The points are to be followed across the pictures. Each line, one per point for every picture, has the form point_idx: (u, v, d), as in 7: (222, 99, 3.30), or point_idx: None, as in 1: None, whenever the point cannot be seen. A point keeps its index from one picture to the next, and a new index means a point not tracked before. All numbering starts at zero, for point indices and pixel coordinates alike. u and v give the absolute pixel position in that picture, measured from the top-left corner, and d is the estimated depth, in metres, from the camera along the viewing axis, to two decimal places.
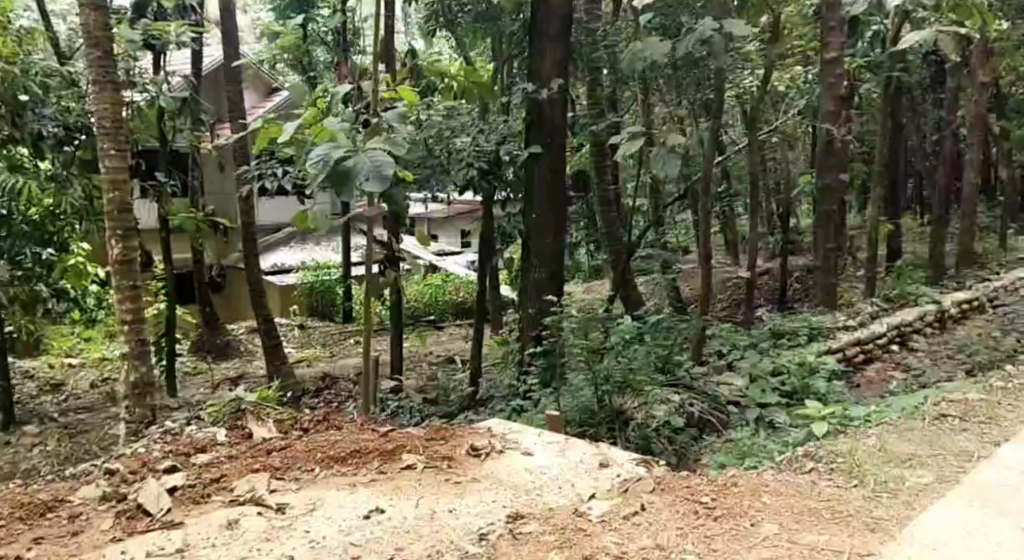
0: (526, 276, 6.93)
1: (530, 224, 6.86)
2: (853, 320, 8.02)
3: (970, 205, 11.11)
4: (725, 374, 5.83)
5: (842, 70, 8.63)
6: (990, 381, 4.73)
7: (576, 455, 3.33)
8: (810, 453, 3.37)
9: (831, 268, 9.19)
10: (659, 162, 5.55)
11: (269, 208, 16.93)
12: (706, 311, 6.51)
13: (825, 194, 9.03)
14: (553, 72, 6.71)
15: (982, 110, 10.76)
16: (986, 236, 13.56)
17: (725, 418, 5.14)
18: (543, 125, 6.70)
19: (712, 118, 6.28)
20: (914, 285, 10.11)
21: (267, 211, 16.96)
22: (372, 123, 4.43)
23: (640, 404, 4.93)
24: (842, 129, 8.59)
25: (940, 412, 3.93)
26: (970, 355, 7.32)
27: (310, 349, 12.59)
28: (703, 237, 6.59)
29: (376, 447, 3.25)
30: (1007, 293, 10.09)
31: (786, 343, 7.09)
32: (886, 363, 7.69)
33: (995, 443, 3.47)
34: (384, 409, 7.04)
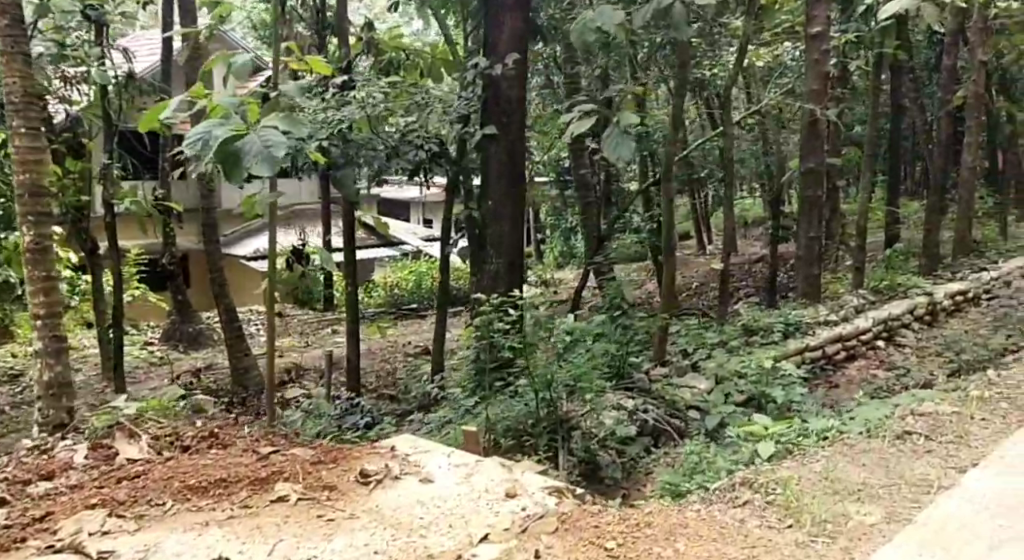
0: (482, 269, 6.54)
1: (486, 212, 6.49)
2: (836, 314, 7.60)
3: (966, 191, 10.62)
4: (688, 377, 5.51)
5: (828, 47, 8.17)
6: (968, 389, 4.33)
7: (481, 483, 2.87)
8: (747, 481, 2.98)
9: (815, 257, 8.75)
10: (613, 144, 5.13)
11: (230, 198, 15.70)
12: (671, 306, 6.14)
13: (811, 178, 8.58)
14: (510, 47, 6.29)
15: (979, 91, 10.28)
16: (983, 222, 13.09)
17: (682, 426, 4.91)
18: (500, 104, 6.32)
19: (677, 97, 5.84)
20: (906, 276, 9.68)
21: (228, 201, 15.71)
22: (273, 97, 3.93)
23: (588, 412, 4.60)
24: (825, 109, 8.18)
25: (903, 430, 3.50)
26: (957, 353, 6.91)
27: (287, 337, 12.17)
28: (668, 226, 6.16)
29: (247, 475, 2.76)
30: (1002, 283, 9.67)
31: (759, 341, 6.73)
32: (870, 361, 7.29)
33: (960, 469, 3.04)
34: (335, 408, 6.65)
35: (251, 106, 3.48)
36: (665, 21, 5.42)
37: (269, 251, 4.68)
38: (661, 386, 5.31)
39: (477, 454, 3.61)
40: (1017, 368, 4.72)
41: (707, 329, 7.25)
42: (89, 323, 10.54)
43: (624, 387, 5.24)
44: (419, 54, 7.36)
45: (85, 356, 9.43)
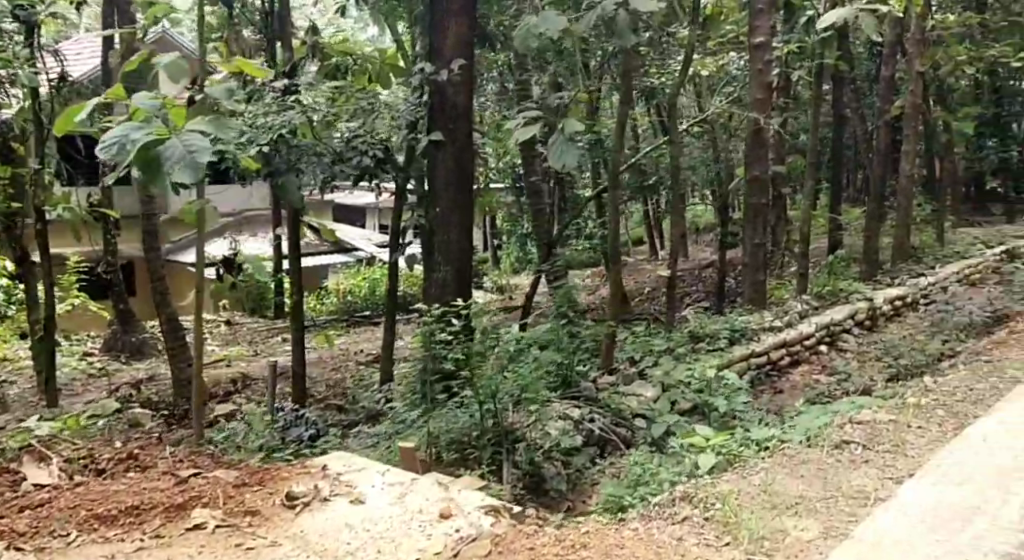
0: (430, 276, 6.43)
1: (433, 219, 6.39)
2: (780, 320, 7.68)
3: (906, 198, 10.85)
4: (634, 385, 5.49)
5: (771, 56, 8.27)
6: (904, 397, 4.38)
7: (415, 503, 2.79)
8: (686, 495, 2.95)
9: (761, 263, 8.84)
10: (558, 151, 5.06)
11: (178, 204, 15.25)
12: (617, 314, 6.12)
13: (756, 185, 8.67)
14: (455, 51, 6.17)
15: (917, 100, 10.53)
16: (923, 228, 13.40)
17: (628, 435, 4.88)
18: (446, 110, 6.21)
19: (621, 105, 5.82)
20: (848, 282, 9.84)
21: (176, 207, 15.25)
22: (197, 100, 3.79)
23: (533, 423, 4.53)
24: (769, 118, 8.29)
25: (841, 439, 3.51)
26: (896, 358, 7.02)
27: (234, 346, 11.91)
28: (614, 233, 6.13)
29: (163, 501, 2.65)
30: (941, 288, 9.89)
31: (705, 348, 6.76)
32: (813, 366, 7.38)
33: (896, 479, 3.05)
34: (277, 420, 6.51)
35: (174, 108, 3.34)
36: (610, 28, 5.39)
37: (199, 260, 4.50)
38: (608, 395, 5.27)
39: (414, 471, 3.54)
40: (951, 375, 4.81)
41: (655, 336, 7.26)
42: (24, 333, 10.19)
43: (571, 396, 5.17)
44: (367, 59, 7.20)
45: (19, 367, 9.09)
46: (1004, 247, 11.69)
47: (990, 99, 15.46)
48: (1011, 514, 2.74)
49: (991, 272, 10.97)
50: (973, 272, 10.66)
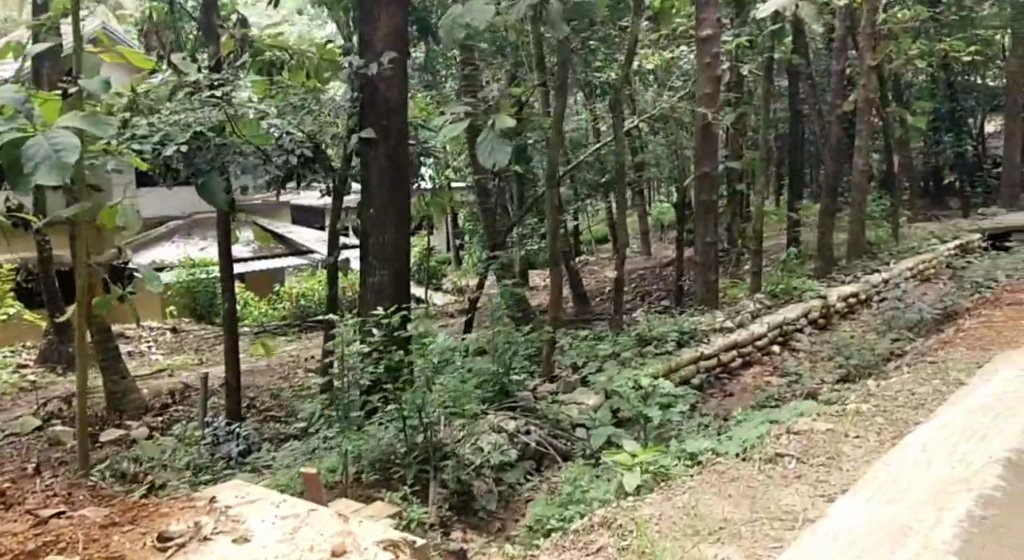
0: (365, 281, 6.14)
1: (366, 221, 6.09)
2: (731, 320, 7.53)
3: (860, 194, 10.80)
4: (576, 393, 5.28)
5: (719, 50, 8.17)
6: (845, 402, 4.23)
7: (308, 539, 2.51)
8: (605, 521, 2.74)
9: (712, 263, 8.70)
10: (487, 148, 4.77)
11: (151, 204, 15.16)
12: (559, 319, 5.91)
13: (706, 183, 8.53)
14: (387, 45, 5.86)
15: (869, 95, 10.49)
16: (877, 224, 13.42)
17: (566, 447, 4.68)
18: (376, 107, 5.93)
19: (559, 100, 5.61)
20: (801, 280, 9.76)
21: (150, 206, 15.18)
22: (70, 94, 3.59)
23: (464, 436, 4.29)
24: (717, 113, 8.16)
25: (775, 452, 3.35)
26: (846, 357, 6.92)
27: (181, 355, 11.45)
28: (555, 233, 5.90)
29: (13, 549, 2.44)
30: (894, 284, 9.84)
31: (652, 352, 6.59)
32: (764, 367, 7.25)
33: (828, 497, 2.88)
34: (207, 434, 6.17)
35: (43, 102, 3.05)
36: (543, 18, 5.14)
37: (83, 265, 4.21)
38: (547, 404, 5.03)
39: (321, 501, 3.13)
40: (896, 377, 4.67)
41: (603, 341, 7.08)
42: None
43: (507, 407, 4.92)
44: (304, 53, 6.66)
45: None
46: (956, 242, 11.70)
47: (943, 94, 15.54)
48: (944, 533, 2.60)
49: (943, 267, 10.96)
50: (925, 267, 10.64)
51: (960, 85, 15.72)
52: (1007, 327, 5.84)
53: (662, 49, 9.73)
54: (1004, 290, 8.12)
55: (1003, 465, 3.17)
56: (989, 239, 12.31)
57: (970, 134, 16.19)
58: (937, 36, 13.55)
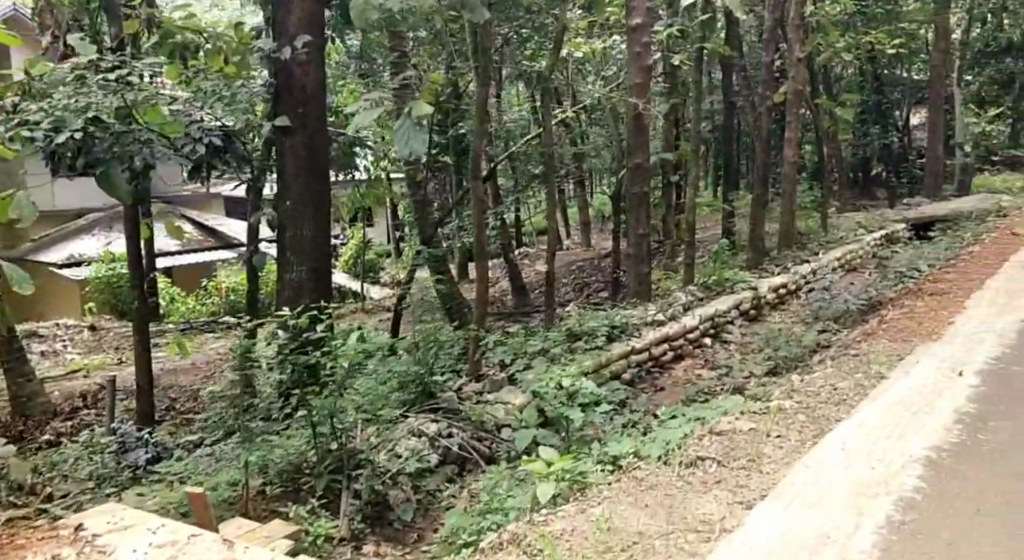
0: (283, 278, 5.85)
1: (284, 214, 5.81)
2: (663, 313, 7.47)
3: (790, 185, 10.88)
4: (501, 392, 5.11)
5: (649, 40, 8.10)
6: (769, 399, 4.16)
7: None
8: (514, 538, 2.63)
9: (645, 255, 8.62)
10: (402, 138, 4.55)
11: (63, 190, 14.44)
12: (484, 316, 5.72)
13: (637, 175, 8.45)
14: (301, 29, 5.57)
15: (798, 87, 10.57)
16: (807, 216, 13.62)
17: (489, 450, 4.48)
18: (293, 94, 5.62)
19: (480, 88, 5.43)
20: (733, 271, 9.79)
21: (62, 193, 14.47)
22: None
23: (380, 442, 4.08)
24: (648, 103, 8.09)
25: (696, 455, 3.24)
26: (775, 349, 6.93)
27: (100, 355, 10.85)
28: (479, 227, 5.69)
29: None
30: (823, 274, 9.95)
31: (582, 347, 6.47)
32: (695, 360, 7.21)
33: (745, 504, 2.80)
34: (115, 441, 5.81)
35: None
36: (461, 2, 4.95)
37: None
38: (472, 404, 4.83)
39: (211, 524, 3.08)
40: (820, 372, 4.63)
41: (533, 337, 6.94)
42: None
43: (429, 409, 4.71)
44: (220, 36, 6.13)
45: None
46: (882, 232, 11.91)
47: (871, 87, 15.85)
48: (863, 543, 2.52)
49: (869, 257, 11.14)
50: (853, 257, 10.79)
51: (887, 78, 16.05)
52: (929, 317, 5.88)
53: (595, 39, 9.64)
54: (926, 280, 8.26)
55: (922, 464, 3.10)
56: (914, 229, 12.58)
57: (897, 127, 16.56)
58: (864, 29, 13.77)
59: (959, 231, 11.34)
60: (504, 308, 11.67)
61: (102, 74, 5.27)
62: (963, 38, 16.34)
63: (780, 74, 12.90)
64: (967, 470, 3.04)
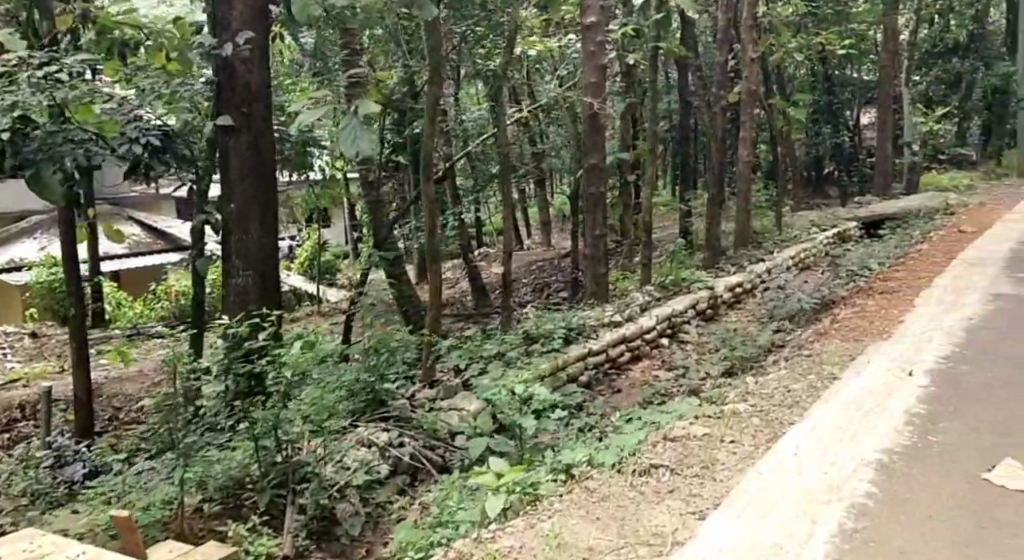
0: (227, 283, 5.65)
1: (227, 216, 5.61)
2: (620, 314, 7.40)
3: (746, 184, 10.91)
4: (453, 398, 4.98)
5: (603, 39, 8.04)
6: (723, 402, 4.09)
7: None
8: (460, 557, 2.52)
9: (601, 256, 8.56)
10: (348, 137, 4.32)
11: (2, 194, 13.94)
12: (436, 320, 5.57)
13: (593, 175, 8.39)
14: (244, 25, 5.35)
15: (751, 87, 10.60)
16: (762, 214, 13.72)
17: (442, 459, 4.33)
18: (235, 92, 5.43)
19: (430, 86, 5.29)
20: (689, 271, 9.78)
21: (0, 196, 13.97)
22: None
23: (326, 454, 3.92)
24: (602, 103, 8.02)
25: (649, 463, 3.15)
26: (732, 349, 6.91)
27: (41, 363, 10.44)
28: (430, 228, 5.54)
29: None
30: (777, 272, 9.99)
31: (538, 349, 6.37)
32: (653, 361, 7.16)
33: (699, 514, 2.73)
34: (52, 455, 5.55)
35: None
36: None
37: None
38: (424, 412, 4.68)
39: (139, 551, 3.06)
40: (774, 373, 4.58)
41: (488, 340, 6.82)
42: None
43: (380, 418, 4.55)
44: (161, 32, 5.69)
45: None
46: (835, 230, 12.02)
47: (823, 87, 16.03)
48: (816, 553, 2.45)
49: (823, 255, 11.24)
50: (807, 255, 10.86)
51: (838, 78, 16.25)
52: (880, 316, 5.90)
53: (549, 38, 9.56)
54: (877, 278, 8.31)
55: (874, 468, 3.04)
56: (866, 227, 12.73)
57: (848, 126, 16.78)
58: (815, 29, 13.89)
59: (909, 229, 11.49)
60: (462, 309, 11.55)
61: (31, 71, 5.00)
62: (911, 39, 16.61)
63: (734, 74, 12.96)
64: (919, 473, 2.99)
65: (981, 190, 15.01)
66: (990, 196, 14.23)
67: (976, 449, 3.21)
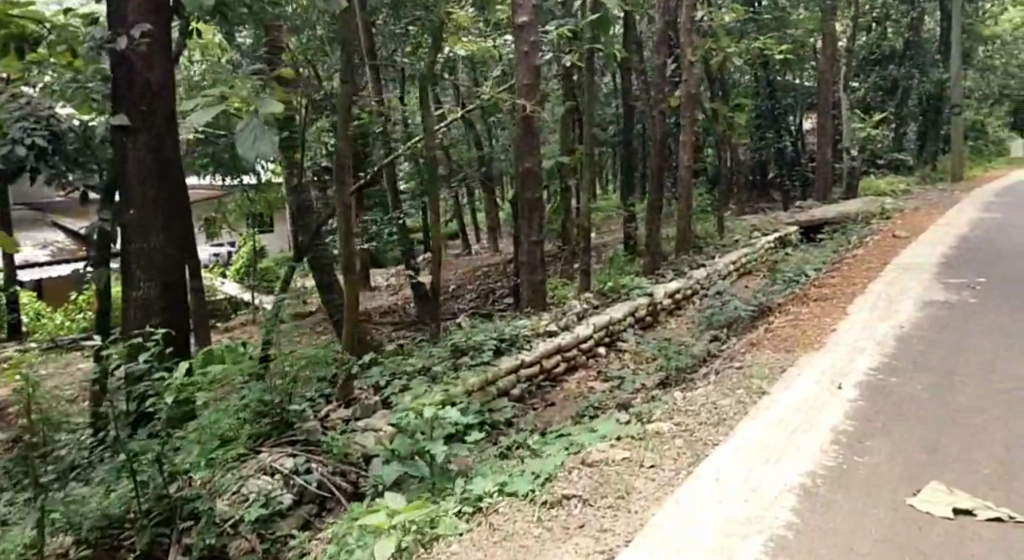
0: (128, 295, 5.25)
1: (126, 223, 5.21)
2: (555, 323, 7.17)
3: (687, 189, 10.77)
4: (368, 419, 4.65)
5: (536, 40, 7.82)
6: (648, 421, 3.87)
7: None
8: None
9: (537, 263, 8.31)
10: (247, 141, 3.55)
11: None
12: (353, 333, 5.25)
13: (528, 179, 8.14)
14: (141, 17, 5.01)
15: (690, 91, 10.49)
16: (704, 219, 13.67)
17: (353, 486, 3.95)
18: (133, 88, 5.05)
19: (343, 84, 5.02)
20: (629, 277, 9.62)
21: None
22: None
23: (219, 489, 3.64)
24: (536, 104, 7.77)
25: (562, 493, 2.90)
26: (669, 358, 6.72)
27: None
28: (345, 234, 5.20)
29: None
30: (718, 278, 9.89)
31: (467, 362, 6.08)
32: (588, 372, 6.94)
33: (609, 553, 2.49)
34: None
35: None
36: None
37: None
38: (336, 434, 4.31)
39: None
40: (702, 389, 4.37)
41: (416, 354, 6.50)
42: None
43: (286, 442, 4.19)
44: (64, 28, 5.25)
45: None
46: (775, 236, 12.02)
47: (765, 93, 16.07)
48: None
49: (763, 260, 11.19)
50: (747, 261, 10.79)
51: (779, 84, 16.35)
52: (812, 325, 5.76)
53: (486, 38, 9.31)
54: (813, 284, 8.22)
55: (798, 494, 2.84)
56: (805, 232, 12.79)
57: (790, 131, 16.89)
58: (755, 34, 13.90)
59: (847, 233, 11.50)
60: (402, 317, 11.22)
61: None
62: (849, 45, 16.77)
63: (675, 78, 12.89)
64: (844, 499, 2.79)
65: (917, 195, 15.22)
66: (924, 200, 14.44)
67: (903, 470, 3.03)
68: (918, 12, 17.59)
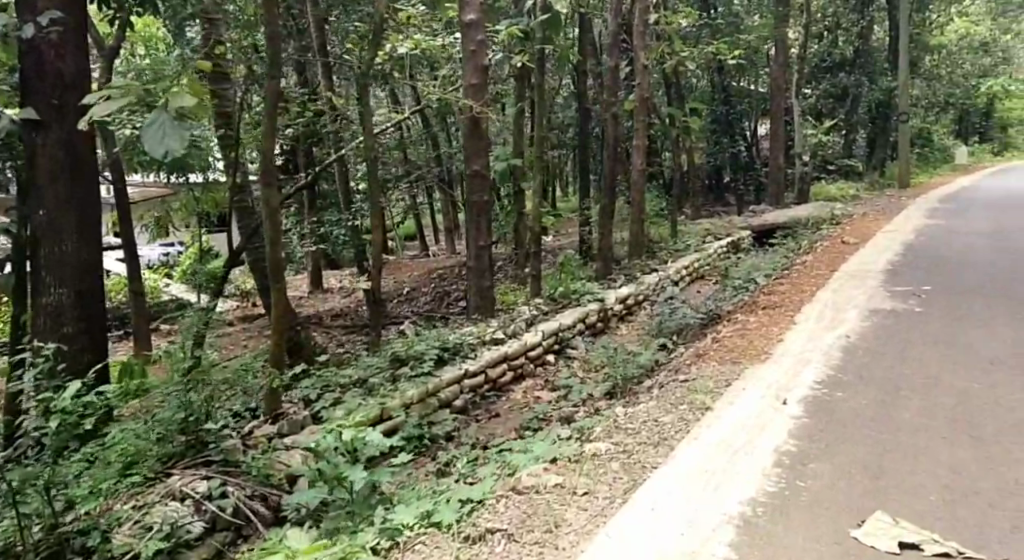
0: (37, 303, 4.84)
1: (35, 226, 4.81)
2: (502, 330, 6.94)
3: (640, 192, 10.62)
4: (294, 437, 4.36)
5: (483, 40, 7.59)
6: (586, 440, 3.66)
7: None
8: None
9: (486, 268, 8.07)
10: (151, 137, 2.87)
11: None
12: (281, 344, 4.95)
13: (477, 182, 7.90)
14: (52, 3, 4.65)
15: (644, 95, 10.34)
16: (658, 223, 13.55)
17: (272, 511, 3.66)
18: (44, 78, 4.66)
19: (270, 80, 4.74)
20: (579, 282, 9.43)
21: None
22: None
23: (119, 520, 3.34)
24: (483, 105, 7.52)
25: (486, 527, 2.70)
26: (618, 366, 6.53)
27: None
28: (273, 238, 4.91)
29: None
30: (669, 283, 9.76)
31: (406, 372, 5.81)
32: (536, 381, 6.72)
33: None
34: None
35: None
36: None
37: None
38: (257, 453, 4.00)
39: None
40: (643, 404, 4.16)
41: (355, 363, 6.21)
42: None
43: (200, 462, 3.85)
44: None
45: None
46: (727, 240, 11.95)
47: (720, 98, 16.04)
48: None
49: (715, 265, 11.09)
50: (699, 266, 10.68)
51: (734, 89, 16.33)
52: (759, 335, 5.61)
53: (435, 36, 9.05)
54: (762, 291, 8.12)
55: (738, 525, 2.66)
56: (757, 237, 12.74)
57: (744, 136, 16.89)
58: (709, 38, 13.84)
59: (798, 239, 11.46)
60: (349, 321, 10.90)
61: None
62: (802, 52, 16.83)
63: (630, 81, 12.76)
64: (786, 531, 2.62)
65: (866, 200, 15.33)
66: (872, 206, 14.53)
67: (847, 496, 2.87)
68: (869, 21, 17.72)
